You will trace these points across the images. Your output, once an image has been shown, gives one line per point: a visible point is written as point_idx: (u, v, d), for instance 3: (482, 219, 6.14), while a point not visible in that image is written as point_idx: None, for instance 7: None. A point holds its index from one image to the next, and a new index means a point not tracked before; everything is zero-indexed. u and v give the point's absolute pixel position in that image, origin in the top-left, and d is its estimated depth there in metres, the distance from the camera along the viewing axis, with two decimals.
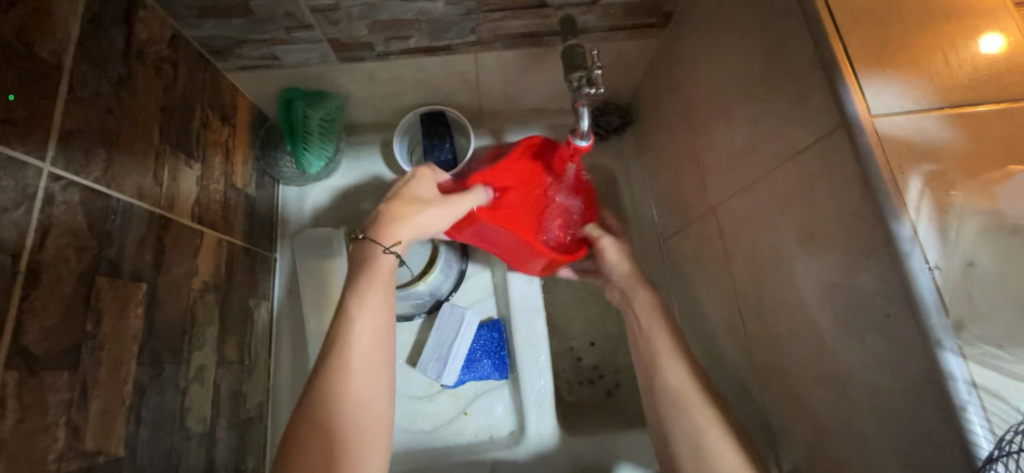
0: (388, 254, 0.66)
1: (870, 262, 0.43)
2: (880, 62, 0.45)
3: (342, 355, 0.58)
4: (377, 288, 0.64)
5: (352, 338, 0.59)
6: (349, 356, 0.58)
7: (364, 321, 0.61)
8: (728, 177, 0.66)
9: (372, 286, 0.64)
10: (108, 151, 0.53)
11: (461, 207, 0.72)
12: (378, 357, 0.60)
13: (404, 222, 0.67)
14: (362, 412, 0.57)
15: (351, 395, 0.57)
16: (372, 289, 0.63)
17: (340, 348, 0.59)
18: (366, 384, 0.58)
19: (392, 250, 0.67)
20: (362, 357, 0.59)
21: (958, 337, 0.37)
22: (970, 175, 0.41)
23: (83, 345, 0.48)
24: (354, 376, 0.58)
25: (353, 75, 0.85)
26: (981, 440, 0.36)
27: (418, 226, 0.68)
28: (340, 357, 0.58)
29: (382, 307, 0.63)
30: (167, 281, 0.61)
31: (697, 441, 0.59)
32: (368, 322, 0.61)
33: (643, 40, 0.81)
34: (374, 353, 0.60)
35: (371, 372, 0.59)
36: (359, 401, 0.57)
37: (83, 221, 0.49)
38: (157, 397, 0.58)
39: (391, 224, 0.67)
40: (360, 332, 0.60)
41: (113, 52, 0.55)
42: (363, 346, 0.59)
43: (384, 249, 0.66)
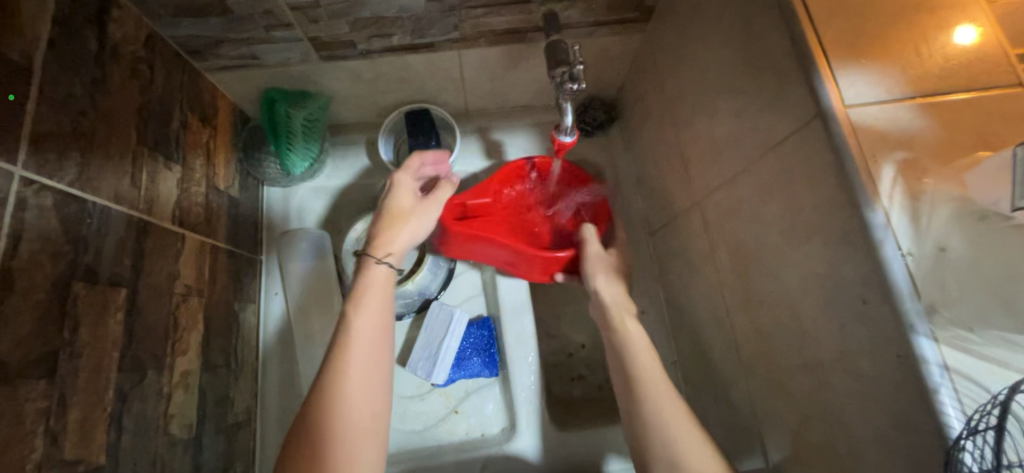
0: (380, 265, 0.70)
1: (848, 250, 0.44)
2: (854, 53, 0.45)
3: (336, 384, 0.60)
4: (372, 314, 0.66)
5: (345, 368, 0.61)
6: (342, 387, 0.60)
7: (358, 349, 0.63)
8: (711, 169, 0.67)
9: (366, 312, 0.66)
10: (83, 154, 0.52)
11: (437, 207, 0.78)
12: (370, 385, 0.61)
13: (392, 234, 0.73)
14: (353, 443, 0.58)
15: (344, 425, 0.58)
16: (367, 315, 0.66)
17: (334, 377, 0.60)
18: (356, 414, 0.59)
19: (386, 261, 0.71)
20: (355, 387, 0.60)
21: (930, 321, 0.38)
22: (942, 163, 0.42)
23: (60, 352, 0.47)
24: (346, 406, 0.59)
25: (335, 74, 0.84)
26: (952, 420, 0.37)
27: (406, 236, 0.74)
28: (333, 387, 0.59)
29: (377, 333, 0.65)
30: (148, 286, 0.60)
31: (665, 437, 0.59)
32: (361, 350, 0.63)
33: (626, 36, 0.81)
34: (366, 382, 0.61)
35: (362, 402, 0.60)
36: (350, 432, 0.58)
37: (57, 225, 0.48)
38: (139, 403, 0.57)
39: (380, 239, 0.72)
40: (353, 362, 0.62)
41: (86, 53, 0.54)
42: (357, 376, 0.61)
43: (377, 261, 0.70)
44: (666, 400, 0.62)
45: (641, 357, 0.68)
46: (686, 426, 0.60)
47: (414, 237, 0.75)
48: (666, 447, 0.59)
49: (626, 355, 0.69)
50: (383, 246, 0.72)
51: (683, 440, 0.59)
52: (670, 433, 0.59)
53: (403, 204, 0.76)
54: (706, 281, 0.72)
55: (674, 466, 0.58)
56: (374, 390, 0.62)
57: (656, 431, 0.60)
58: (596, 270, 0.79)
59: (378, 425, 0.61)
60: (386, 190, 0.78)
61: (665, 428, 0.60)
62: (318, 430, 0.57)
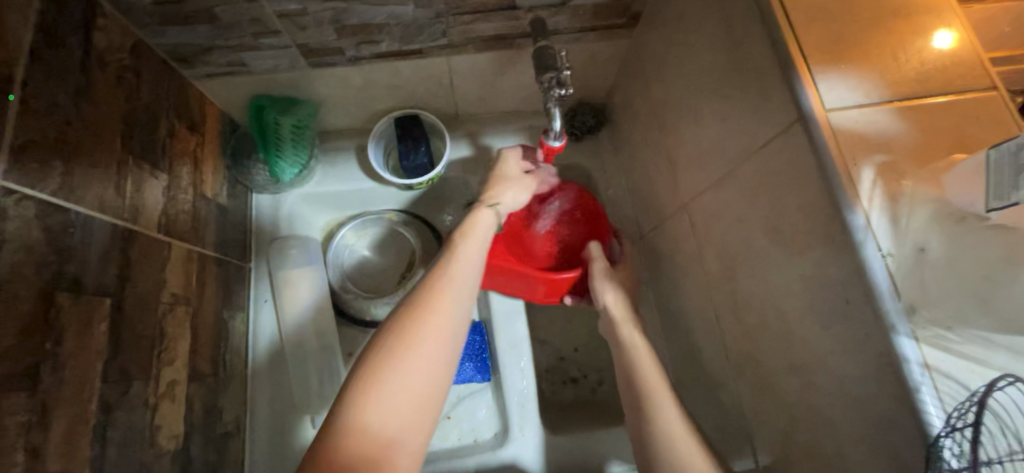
0: (488, 211, 0.77)
1: (831, 252, 0.44)
2: (833, 58, 0.46)
3: (418, 323, 0.59)
4: (461, 271, 0.67)
5: (431, 309, 0.61)
6: (422, 326, 0.59)
7: (448, 297, 0.63)
8: (698, 173, 0.67)
9: (457, 269, 0.67)
10: (67, 163, 0.52)
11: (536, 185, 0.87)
12: (448, 334, 0.60)
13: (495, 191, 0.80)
14: (419, 389, 0.55)
15: (416, 366, 0.56)
16: (460, 271, 0.67)
17: (417, 314, 0.60)
18: (430, 358, 0.57)
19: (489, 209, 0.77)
20: (434, 331, 0.59)
21: (910, 321, 0.39)
22: (919, 165, 0.43)
23: (43, 364, 0.47)
24: (423, 346, 0.57)
25: (324, 80, 0.84)
26: (933, 419, 0.37)
27: (511, 197, 0.81)
28: (414, 324, 0.59)
29: (461, 289, 0.65)
30: (134, 295, 0.59)
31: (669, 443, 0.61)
32: (449, 299, 0.63)
33: (613, 41, 0.82)
34: (444, 332, 0.60)
35: (438, 348, 0.58)
36: (417, 375, 0.55)
37: (39, 236, 0.48)
38: (125, 414, 0.56)
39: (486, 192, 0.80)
40: (438, 305, 0.61)
41: (71, 61, 0.54)
42: (437, 321, 0.60)
43: (485, 209, 0.76)
44: (666, 406, 0.64)
45: (645, 363, 0.69)
46: (679, 431, 0.61)
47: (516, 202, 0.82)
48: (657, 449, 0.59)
49: (631, 364, 0.70)
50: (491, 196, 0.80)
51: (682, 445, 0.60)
52: (671, 439, 0.61)
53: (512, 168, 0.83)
54: (695, 283, 0.72)
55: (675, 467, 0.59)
56: (450, 341, 0.60)
57: (659, 437, 0.62)
58: (604, 286, 0.79)
59: (443, 378, 0.58)
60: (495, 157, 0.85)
61: (665, 433, 0.62)
62: (390, 360, 0.55)
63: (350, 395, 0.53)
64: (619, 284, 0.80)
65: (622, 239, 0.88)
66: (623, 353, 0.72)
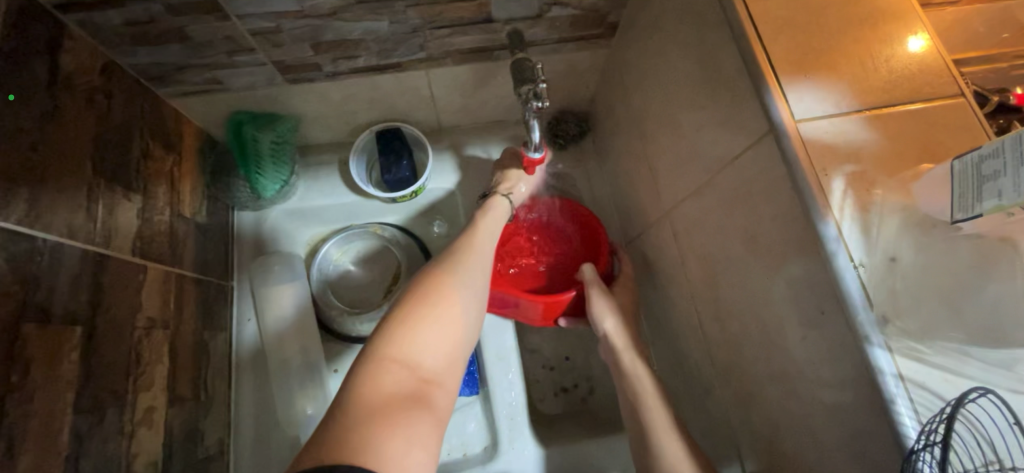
0: (504, 200, 0.81)
1: (804, 262, 0.45)
2: (801, 69, 0.47)
3: (450, 276, 0.63)
4: (484, 239, 0.73)
5: (460, 267, 0.65)
6: (453, 278, 0.63)
7: (475, 258, 0.68)
8: (677, 182, 0.67)
9: (480, 237, 0.73)
10: (33, 190, 0.51)
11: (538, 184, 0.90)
12: (475, 290, 0.65)
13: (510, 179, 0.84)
14: (454, 333, 0.59)
15: (451, 311, 0.60)
16: (483, 240, 0.73)
17: (448, 270, 0.64)
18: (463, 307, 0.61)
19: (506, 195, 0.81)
20: (464, 285, 0.63)
21: (883, 332, 0.39)
22: (889, 174, 0.43)
23: (9, 398, 0.46)
24: (456, 295, 0.62)
25: (303, 96, 0.83)
26: (909, 430, 0.37)
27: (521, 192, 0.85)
28: (447, 276, 0.63)
29: (485, 254, 0.71)
30: (107, 321, 0.58)
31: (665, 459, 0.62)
32: (475, 259, 0.68)
33: (592, 51, 0.82)
34: (473, 288, 0.64)
35: (468, 299, 0.63)
36: (451, 320, 0.59)
37: (4, 266, 0.46)
38: (99, 444, 0.55)
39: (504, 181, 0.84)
40: (466, 264, 0.66)
41: (36, 85, 0.53)
42: (465, 277, 0.64)
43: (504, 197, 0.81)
44: (661, 422, 0.65)
45: (641, 378, 0.71)
46: (671, 444, 0.63)
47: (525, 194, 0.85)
48: None
49: (629, 382, 0.71)
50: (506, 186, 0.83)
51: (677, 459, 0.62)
52: (665, 455, 0.63)
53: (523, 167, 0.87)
54: (679, 291, 0.72)
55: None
56: (477, 295, 0.65)
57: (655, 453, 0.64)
58: (603, 311, 0.77)
59: (471, 327, 0.62)
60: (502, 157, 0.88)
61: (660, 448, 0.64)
62: (427, 304, 0.59)
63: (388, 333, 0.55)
64: (620, 308, 0.79)
65: (621, 256, 0.85)
66: (620, 370, 0.74)
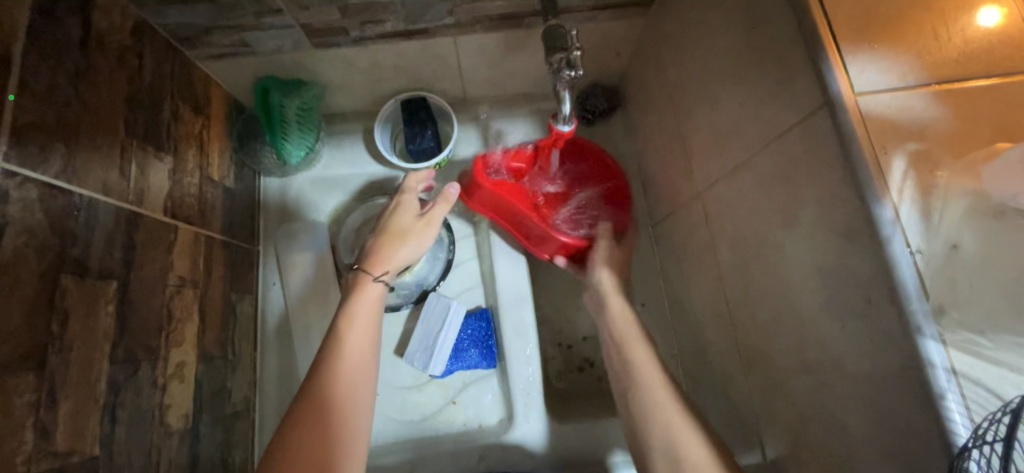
0: (377, 282, 0.72)
1: (851, 247, 0.42)
2: (865, 37, 0.43)
3: (335, 356, 0.63)
4: (368, 302, 0.70)
5: (344, 341, 0.64)
6: (340, 360, 0.63)
7: (357, 323, 0.67)
8: (712, 161, 0.64)
9: (365, 299, 0.70)
10: (69, 146, 0.51)
11: (431, 235, 0.78)
12: (364, 356, 0.65)
13: (388, 251, 0.74)
14: (352, 406, 0.60)
15: (344, 390, 0.61)
16: (366, 299, 0.70)
17: (332, 353, 0.63)
18: (356, 380, 0.62)
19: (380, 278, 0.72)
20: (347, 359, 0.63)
21: (938, 323, 0.36)
22: (956, 155, 0.40)
23: (49, 345, 0.47)
24: (345, 373, 0.62)
25: (329, 62, 0.82)
26: (959, 427, 0.35)
27: (403, 257, 0.75)
28: (334, 358, 0.63)
29: (372, 313, 0.69)
30: (140, 278, 0.59)
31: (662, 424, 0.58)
32: (358, 327, 0.67)
33: (627, 20, 0.78)
34: (362, 354, 0.64)
35: (360, 370, 0.63)
36: (349, 394, 0.61)
37: (42, 219, 0.48)
38: (134, 394, 0.57)
39: (379, 256, 0.74)
40: (352, 336, 0.65)
41: (71, 42, 0.53)
42: (355, 351, 0.64)
43: (375, 278, 0.72)
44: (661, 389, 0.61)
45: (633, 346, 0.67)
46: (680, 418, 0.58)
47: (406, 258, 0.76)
48: (650, 439, 0.58)
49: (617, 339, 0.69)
50: (382, 264, 0.73)
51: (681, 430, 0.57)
52: (671, 430, 0.57)
53: (404, 224, 0.77)
54: (705, 274, 0.70)
55: (676, 464, 0.55)
56: (367, 361, 0.65)
57: (657, 426, 0.58)
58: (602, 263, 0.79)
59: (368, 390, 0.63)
60: (388, 207, 0.79)
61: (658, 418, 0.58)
62: (321, 392, 0.59)
63: (289, 434, 0.55)
64: (616, 266, 0.80)
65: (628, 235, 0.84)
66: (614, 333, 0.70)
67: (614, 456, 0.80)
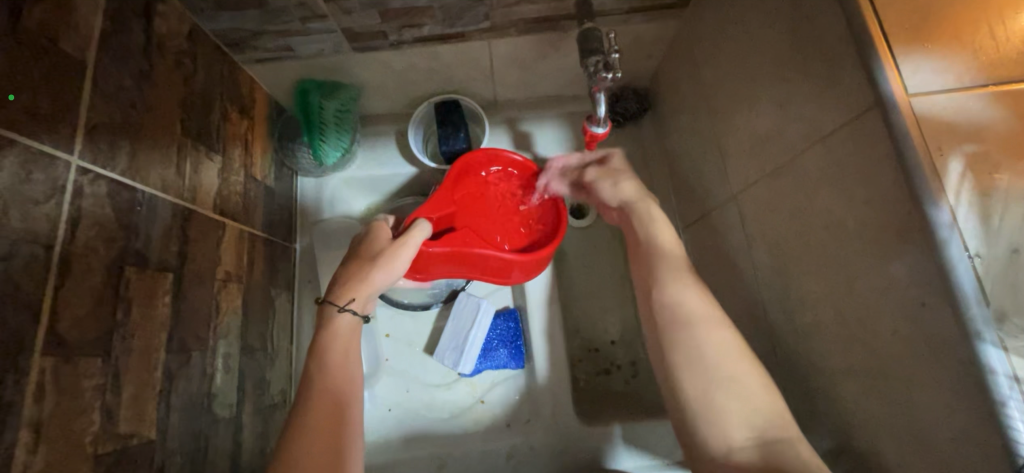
0: (344, 313, 0.64)
1: (903, 250, 0.42)
2: (918, 38, 0.42)
3: (321, 372, 0.60)
4: (344, 332, 0.64)
5: (332, 343, 0.63)
6: (328, 377, 0.60)
7: (340, 338, 0.64)
8: (750, 163, 0.64)
9: (339, 334, 0.64)
10: (132, 144, 0.54)
11: (407, 257, 0.68)
12: (349, 371, 0.62)
13: (353, 280, 0.66)
14: (342, 423, 0.58)
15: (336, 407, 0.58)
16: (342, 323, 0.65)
17: (324, 354, 0.62)
18: (346, 396, 0.60)
19: (348, 307, 0.64)
20: (342, 361, 0.62)
21: (1000, 329, 0.36)
22: (1016, 157, 0.39)
23: (115, 332, 0.50)
24: (338, 371, 0.61)
25: (367, 65, 0.85)
26: (1022, 436, 0.35)
27: (375, 282, 0.66)
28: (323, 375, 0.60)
29: (352, 331, 0.65)
30: (192, 270, 0.62)
31: (707, 402, 0.54)
32: (339, 343, 0.63)
33: (662, 23, 0.78)
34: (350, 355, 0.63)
35: (348, 376, 0.61)
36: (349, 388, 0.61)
37: (110, 212, 0.50)
38: (185, 382, 0.60)
39: (343, 285, 0.66)
40: (334, 356, 0.62)
41: (135, 47, 0.56)
42: (343, 368, 0.62)
43: (340, 308, 0.64)
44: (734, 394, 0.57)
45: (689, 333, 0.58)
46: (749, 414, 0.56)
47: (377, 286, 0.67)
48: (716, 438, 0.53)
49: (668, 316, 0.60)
50: (345, 294, 0.65)
51: (733, 403, 0.53)
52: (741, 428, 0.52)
53: (373, 249, 0.68)
54: (739, 278, 0.70)
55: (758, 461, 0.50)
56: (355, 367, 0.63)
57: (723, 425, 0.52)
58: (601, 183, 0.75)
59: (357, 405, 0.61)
60: (362, 234, 0.72)
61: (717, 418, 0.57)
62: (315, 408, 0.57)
63: (302, 438, 0.55)
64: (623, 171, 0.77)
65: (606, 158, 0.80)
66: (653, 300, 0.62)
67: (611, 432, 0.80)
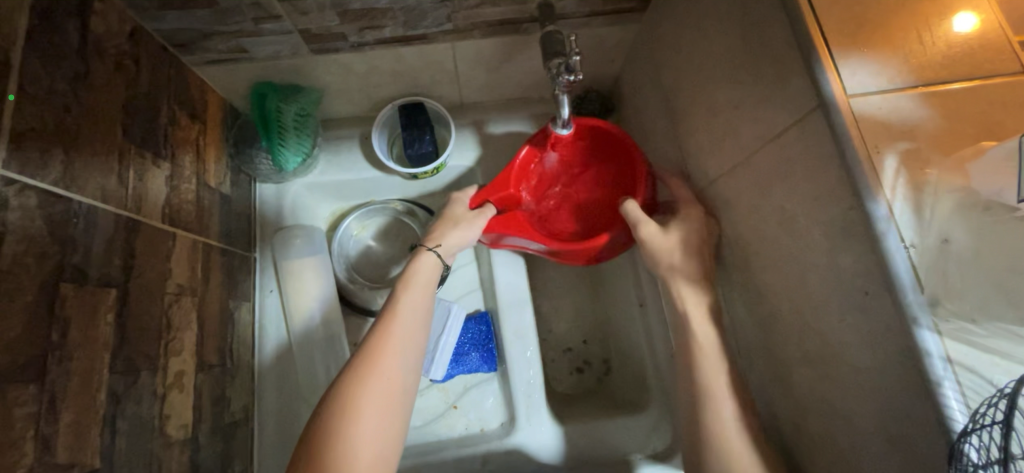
0: (430, 252, 0.75)
1: (848, 242, 0.44)
2: (854, 42, 0.45)
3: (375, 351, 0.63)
4: (415, 297, 0.70)
5: (391, 328, 0.66)
6: (382, 352, 0.63)
7: (405, 321, 0.67)
8: (709, 162, 0.66)
9: (402, 314, 0.68)
10: (67, 152, 0.51)
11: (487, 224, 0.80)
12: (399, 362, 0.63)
13: (443, 229, 0.78)
14: (370, 418, 0.57)
15: (376, 392, 0.59)
16: (415, 295, 0.70)
17: (379, 337, 0.65)
18: (389, 395, 0.60)
19: (433, 249, 0.76)
20: (398, 348, 0.64)
21: (933, 313, 0.38)
22: (943, 153, 0.41)
23: (50, 355, 0.46)
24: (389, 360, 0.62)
25: (327, 67, 0.82)
26: (956, 413, 0.37)
27: (456, 234, 0.78)
28: (374, 355, 0.62)
29: (418, 311, 0.69)
30: (139, 285, 0.58)
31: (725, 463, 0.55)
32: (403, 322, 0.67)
33: (622, 26, 0.80)
34: (405, 345, 0.65)
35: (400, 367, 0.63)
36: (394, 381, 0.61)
37: (41, 226, 0.47)
38: (134, 404, 0.56)
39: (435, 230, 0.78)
40: (388, 340, 0.64)
41: (69, 47, 0.52)
42: (396, 349, 0.64)
43: (427, 248, 0.76)
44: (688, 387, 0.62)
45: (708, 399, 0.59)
46: None
47: (460, 241, 0.78)
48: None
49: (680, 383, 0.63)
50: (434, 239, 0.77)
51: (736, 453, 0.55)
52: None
53: (460, 210, 0.80)
54: None
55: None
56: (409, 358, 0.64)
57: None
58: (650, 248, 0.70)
59: (403, 393, 0.62)
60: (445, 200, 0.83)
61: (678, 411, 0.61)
62: (353, 389, 0.59)
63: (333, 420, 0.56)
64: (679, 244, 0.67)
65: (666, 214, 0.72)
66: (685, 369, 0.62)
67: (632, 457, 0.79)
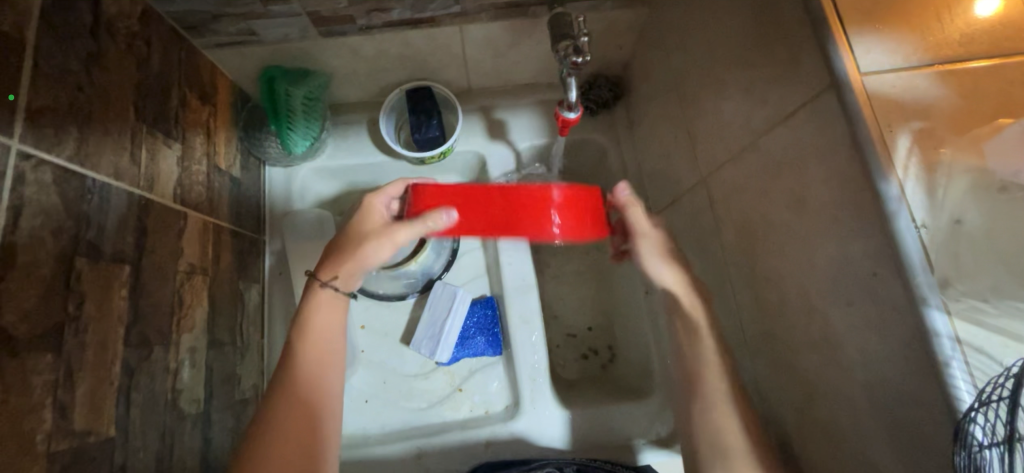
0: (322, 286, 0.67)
1: (859, 224, 0.43)
2: (871, 19, 0.44)
3: (298, 371, 0.63)
4: (328, 313, 0.67)
5: (309, 339, 0.65)
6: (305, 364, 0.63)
7: (320, 332, 0.65)
8: (718, 146, 0.65)
9: (318, 327, 0.66)
10: (81, 130, 0.52)
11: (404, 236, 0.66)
12: (330, 371, 0.65)
13: (340, 259, 0.67)
14: (311, 425, 0.60)
15: (319, 399, 0.62)
16: (325, 309, 0.67)
17: (300, 349, 0.64)
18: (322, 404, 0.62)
19: (329, 283, 0.67)
20: (320, 361, 0.64)
21: (943, 293, 0.38)
22: (958, 132, 0.40)
23: (67, 326, 0.48)
24: (313, 370, 0.63)
25: (335, 50, 0.82)
26: (963, 393, 0.37)
27: (359, 260, 0.67)
28: (300, 366, 0.63)
29: (332, 325, 0.67)
30: (151, 263, 0.60)
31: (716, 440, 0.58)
32: (315, 340, 0.65)
33: (632, 9, 0.79)
34: (329, 354, 0.65)
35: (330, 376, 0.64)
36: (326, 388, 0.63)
37: (57, 201, 0.48)
38: (147, 378, 0.58)
39: (329, 262, 0.67)
40: (311, 352, 0.64)
41: (80, 27, 0.53)
42: (317, 360, 0.64)
43: (320, 283, 0.67)
44: (690, 368, 0.62)
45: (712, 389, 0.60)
46: (716, 385, 0.60)
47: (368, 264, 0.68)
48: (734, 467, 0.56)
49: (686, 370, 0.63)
50: (332, 269, 0.67)
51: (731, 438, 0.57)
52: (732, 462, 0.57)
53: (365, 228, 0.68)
54: (710, 259, 0.71)
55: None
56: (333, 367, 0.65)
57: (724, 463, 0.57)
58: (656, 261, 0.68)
59: (339, 396, 0.65)
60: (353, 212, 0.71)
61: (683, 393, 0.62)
62: (294, 408, 0.60)
63: (274, 432, 0.58)
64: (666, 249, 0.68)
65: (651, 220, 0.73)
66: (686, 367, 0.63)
67: (635, 442, 0.80)
